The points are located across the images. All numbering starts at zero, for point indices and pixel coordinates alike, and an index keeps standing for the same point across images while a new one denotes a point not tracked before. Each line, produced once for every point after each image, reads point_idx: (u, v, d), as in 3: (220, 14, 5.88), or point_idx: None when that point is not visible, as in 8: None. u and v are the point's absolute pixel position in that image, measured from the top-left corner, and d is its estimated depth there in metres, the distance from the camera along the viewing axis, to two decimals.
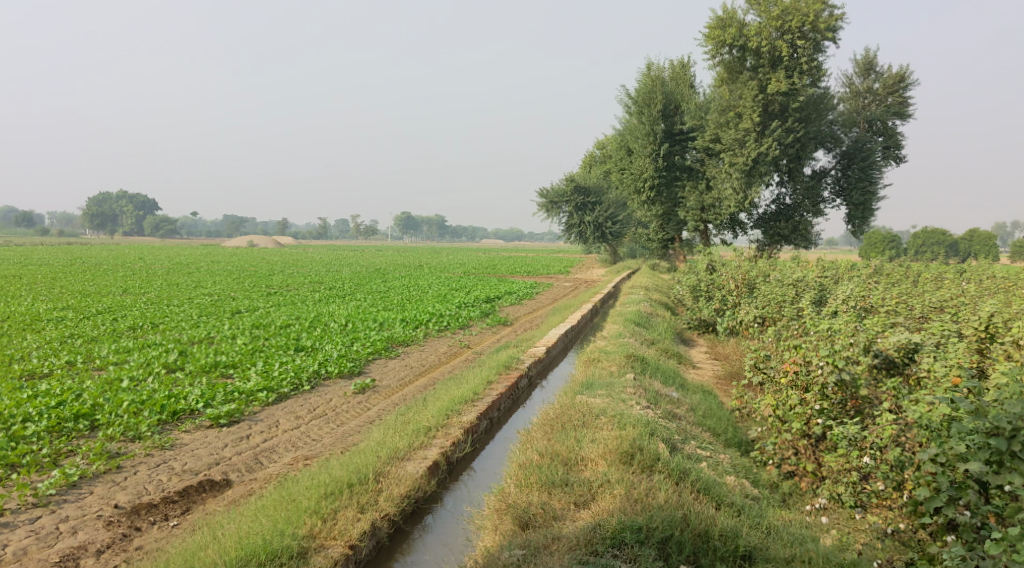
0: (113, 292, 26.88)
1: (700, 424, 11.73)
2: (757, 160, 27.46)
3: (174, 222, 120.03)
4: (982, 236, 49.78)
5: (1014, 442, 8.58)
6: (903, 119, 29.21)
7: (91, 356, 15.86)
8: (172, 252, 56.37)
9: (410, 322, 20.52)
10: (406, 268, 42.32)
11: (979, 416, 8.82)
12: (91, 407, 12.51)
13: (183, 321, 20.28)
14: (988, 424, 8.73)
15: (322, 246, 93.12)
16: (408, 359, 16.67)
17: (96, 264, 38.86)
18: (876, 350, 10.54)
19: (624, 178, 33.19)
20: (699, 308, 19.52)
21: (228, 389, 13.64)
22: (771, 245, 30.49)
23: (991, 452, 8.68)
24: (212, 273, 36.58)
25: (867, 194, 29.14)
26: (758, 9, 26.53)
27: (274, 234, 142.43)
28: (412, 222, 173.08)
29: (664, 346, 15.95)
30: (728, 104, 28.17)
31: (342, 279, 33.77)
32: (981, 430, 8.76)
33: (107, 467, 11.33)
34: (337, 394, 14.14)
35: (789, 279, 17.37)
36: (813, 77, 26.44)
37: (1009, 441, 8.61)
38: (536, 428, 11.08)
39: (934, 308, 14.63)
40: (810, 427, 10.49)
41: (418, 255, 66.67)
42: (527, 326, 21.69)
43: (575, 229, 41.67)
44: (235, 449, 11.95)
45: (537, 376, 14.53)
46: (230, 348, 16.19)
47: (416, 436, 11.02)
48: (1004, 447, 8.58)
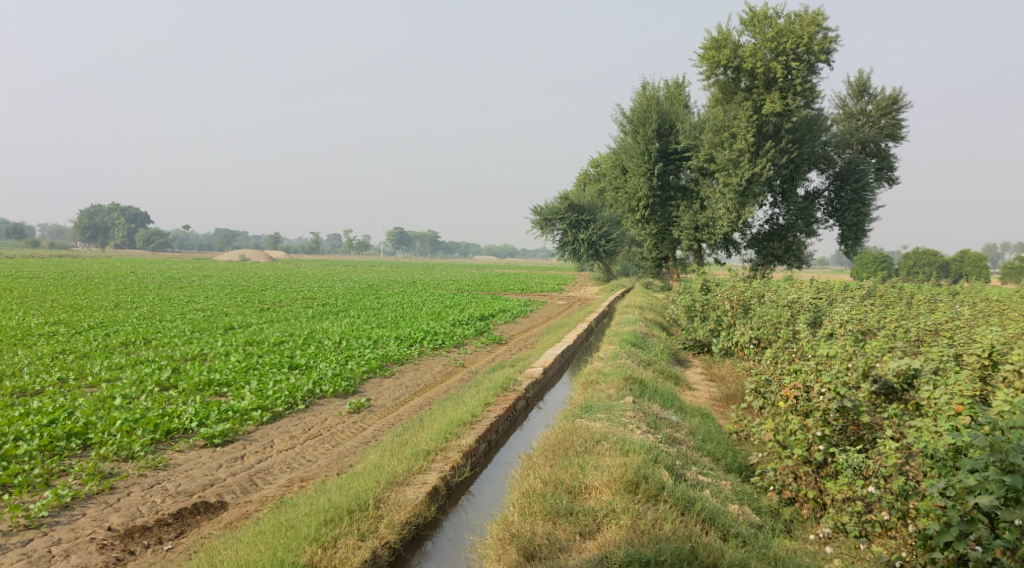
0: (105, 306, 26.70)
1: (700, 448, 11.66)
2: (752, 180, 27.52)
3: (167, 235, 119.73)
4: (974, 257, 49.93)
5: None
6: (896, 141, 29.31)
7: (83, 372, 15.70)
8: (165, 266, 56.13)
9: (405, 339, 20.41)
10: (399, 284, 42.23)
11: (994, 452, 8.82)
12: (83, 425, 12.37)
13: (175, 337, 20.13)
14: (1003, 461, 8.76)
15: (315, 261, 93.02)
16: (403, 378, 16.55)
17: (88, 278, 38.66)
18: (875, 375, 10.55)
19: (619, 197, 33.22)
20: (694, 328, 19.45)
21: (223, 408, 13.51)
22: (765, 265, 30.51)
23: (1006, 489, 8.72)
24: (204, 287, 36.42)
25: (861, 215, 29.22)
26: (752, 31, 26.72)
27: (267, 248, 142.24)
28: (405, 238, 173.07)
29: (661, 367, 15.90)
30: (722, 125, 28.27)
31: (336, 295, 33.65)
32: (996, 466, 8.79)
33: (101, 488, 11.19)
34: (332, 414, 14.02)
35: (784, 300, 17.34)
36: (807, 98, 26.55)
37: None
38: (537, 454, 10.98)
39: (930, 331, 14.62)
40: (812, 454, 10.43)
41: (412, 270, 66.49)
42: (522, 344, 21.60)
43: (569, 247, 41.65)
44: (229, 470, 11.83)
45: (534, 397, 14.44)
46: (224, 366, 16.05)
47: (415, 460, 10.92)
48: (1020, 485, 8.62)
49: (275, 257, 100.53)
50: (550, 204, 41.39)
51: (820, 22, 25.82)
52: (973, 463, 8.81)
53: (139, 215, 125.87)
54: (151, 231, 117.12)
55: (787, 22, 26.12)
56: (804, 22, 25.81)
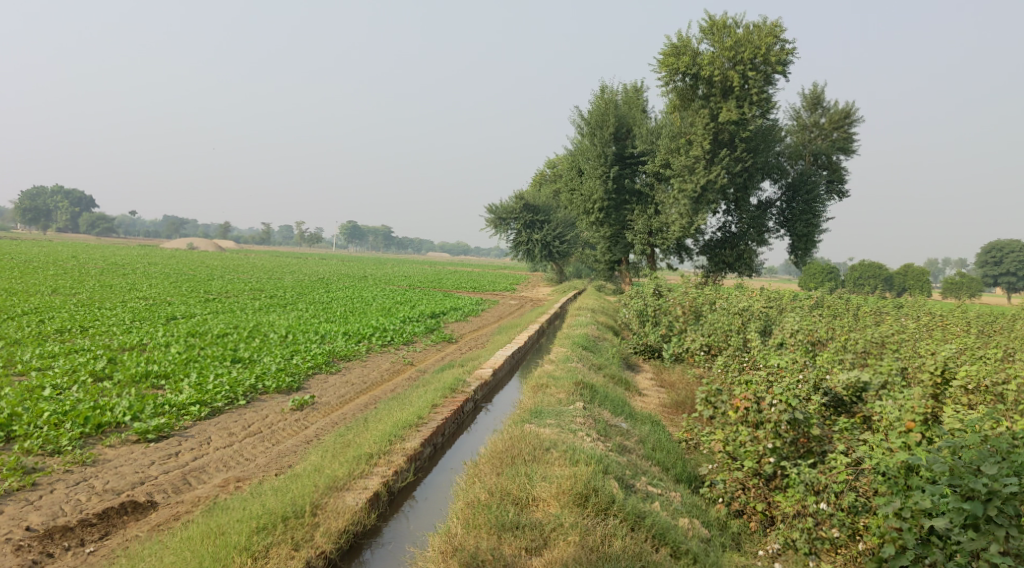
0: (42, 291, 25.75)
1: (650, 457, 11.49)
2: (706, 187, 27.57)
3: (112, 221, 117.03)
4: (917, 272, 50.87)
5: (990, 507, 8.61)
6: (848, 154, 29.62)
7: (13, 360, 15.01)
8: (107, 251, 54.55)
9: (353, 335, 19.96)
10: (349, 279, 41.67)
11: (955, 478, 8.78)
12: (8, 416, 11.75)
13: (114, 325, 19.44)
14: (965, 487, 8.73)
15: (266, 253, 91.31)
16: (349, 375, 16.13)
17: (26, 262, 37.37)
18: (825, 388, 10.69)
19: (574, 199, 33.08)
20: (645, 333, 19.22)
21: (159, 401, 12.95)
22: (716, 272, 30.59)
23: (966, 516, 8.69)
24: (148, 275, 35.46)
25: (811, 226, 29.47)
26: (712, 39, 26.81)
27: (216, 237, 139.88)
28: (358, 231, 171.34)
29: (611, 372, 15.75)
30: (679, 131, 28.27)
31: (284, 287, 32.98)
32: (957, 492, 8.75)
33: (22, 484, 10.63)
34: (274, 410, 13.58)
35: (735, 307, 17.29)
36: (762, 108, 26.68)
37: (985, 505, 8.63)
38: (484, 461, 10.70)
39: (877, 344, 14.69)
40: (762, 466, 10.35)
41: (363, 265, 65.68)
42: (472, 344, 21.29)
43: (522, 247, 41.40)
44: (162, 468, 11.33)
45: (482, 399, 14.14)
46: (164, 357, 15.48)
47: (356, 464, 10.55)
48: (980, 512, 8.58)
49: (223, 247, 98.68)
50: (505, 203, 41.14)
51: (777, 33, 26.01)
52: (933, 487, 8.76)
53: (84, 199, 122.63)
54: (96, 216, 114.14)
55: (746, 32, 26.29)
56: (762, 33, 25.96)
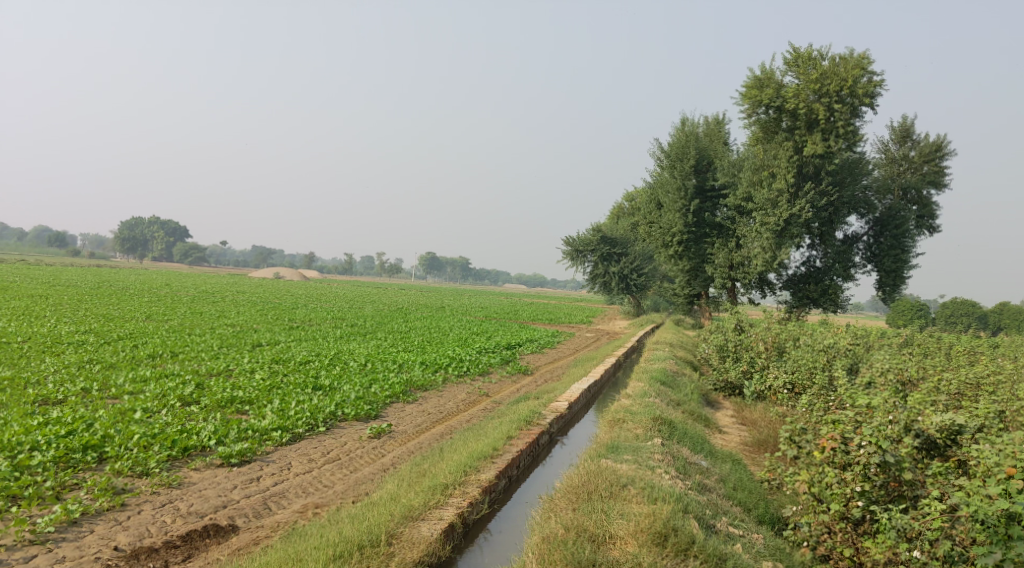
0: (136, 317, 26.78)
1: (730, 497, 11.19)
2: (789, 221, 27.02)
3: (203, 250, 121.27)
4: (1013, 310, 48.55)
5: None
6: (939, 189, 28.68)
7: (108, 383, 15.58)
8: (200, 280, 56.60)
9: (430, 365, 20.10)
10: (428, 309, 42.12)
11: None
12: (101, 437, 12.17)
13: (202, 351, 20.04)
14: None
15: (349, 282, 93.30)
16: (426, 405, 16.21)
17: (123, 289, 39.02)
18: (917, 429, 10.13)
19: (652, 232, 32.81)
20: (725, 369, 18.80)
21: (242, 426, 13.24)
22: (800, 308, 29.78)
23: None
24: (236, 303, 36.57)
25: (899, 262, 28.53)
26: (796, 71, 26.41)
27: (301, 267, 143.64)
28: (437, 262, 173.37)
29: (691, 408, 15.45)
30: (761, 164, 27.84)
31: (365, 317, 33.55)
32: None
33: (112, 504, 10.99)
34: (352, 438, 13.74)
35: (820, 344, 16.79)
36: (849, 141, 26.10)
37: None
38: (559, 495, 10.57)
39: (971, 385, 14.05)
40: (850, 509, 9.98)
41: (442, 296, 66.43)
42: (549, 376, 21.18)
43: (599, 279, 41.22)
44: (243, 492, 11.55)
45: (558, 432, 14.02)
46: (248, 383, 15.85)
47: (432, 494, 10.56)
48: None
49: (307, 277, 101.09)
50: (583, 235, 41.13)
51: (865, 65, 25.47)
52: None
53: (179, 229, 127.63)
54: (188, 245, 118.59)
55: (832, 64, 25.83)
56: (849, 65, 25.47)
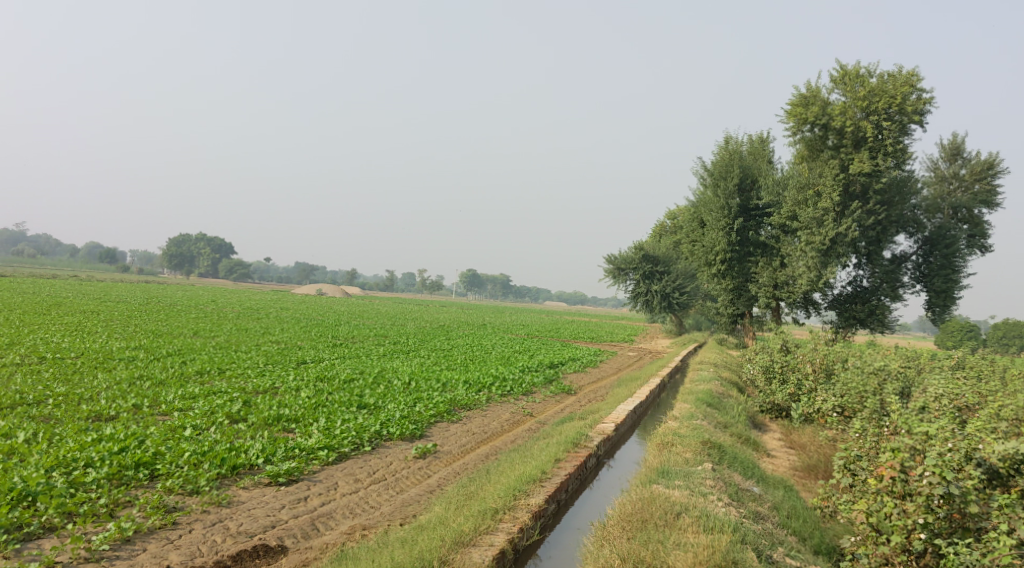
0: (184, 333, 27.14)
1: (785, 525, 10.95)
2: (836, 241, 26.61)
3: (248, 266, 122.92)
4: None
5: None
6: (991, 208, 28.05)
7: (157, 400, 15.75)
8: (246, 296, 57.32)
9: (473, 384, 20.04)
10: (470, 326, 42.15)
11: None
12: (152, 455, 12.31)
13: (249, 368, 20.22)
14: None
15: (391, 299, 93.82)
16: (470, 424, 16.14)
17: (172, 305, 39.66)
18: (980, 459, 9.96)
19: (695, 250, 32.50)
20: (772, 391, 18.41)
21: (289, 445, 13.30)
22: (846, 328, 29.22)
23: None
24: (280, 319, 36.95)
25: (950, 282, 27.88)
26: (843, 88, 26.07)
27: (343, 283, 145.07)
28: (477, 279, 173.75)
29: (739, 431, 15.21)
30: (807, 182, 27.44)
31: (408, 334, 33.67)
32: None
33: (164, 522, 11.14)
34: (398, 458, 13.74)
35: (870, 366, 16.42)
36: (897, 159, 25.67)
37: None
38: (613, 522, 10.47)
39: None
40: (912, 541, 9.91)
41: (482, 313, 66.45)
42: (592, 396, 21.00)
43: (641, 298, 40.91)
44: (292, 512, 11.62)
45: (605, 455, 13.87)
46: (294, 401, 15.93)
47: (481, 519, 10.53)
48: None
49: (349, 293, 101.96)
50: (625, 254, 40.93)
51: (914, 82, 25.07)
52: None
53: (224, 246, 129.63)
54: (233, 262, 120.35)
55: (879, 81, 25.47)
56: (897, 82, 25.10)
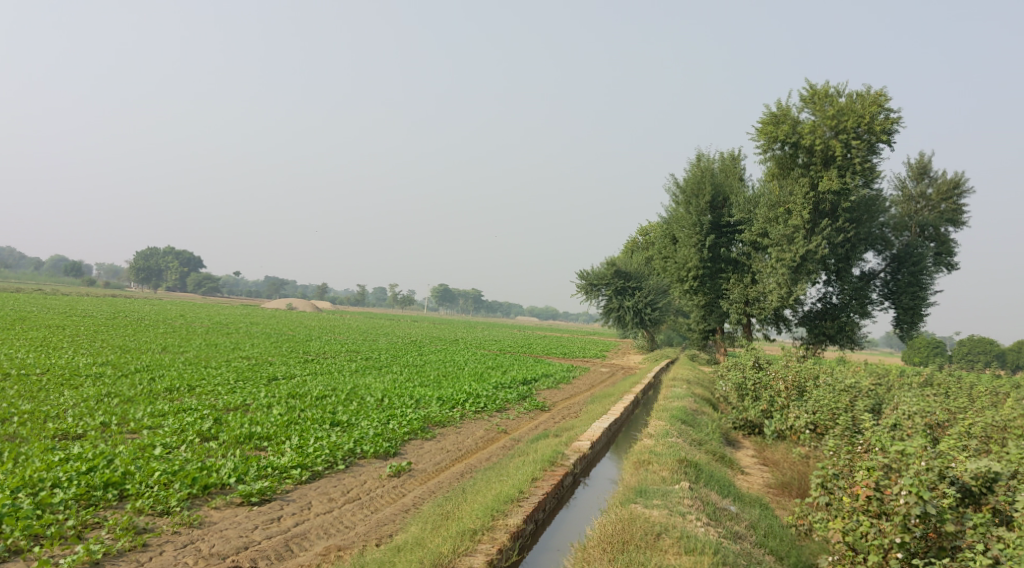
0: (152, 349, 26.73)
1: (762, 544, 10.97)
2: (806, 257, 26.83)
3: (217, 280, 121.74)
4: None
5: None
6: (957, 227, 28.51)
7: (126, 418, 15.47)
8: (215, 311, 56.68)
9: (447, 401, 19.92)
10: (442, 342, 41.96)
11: None
12: (121, 475, 12.06)
13: (219, 385, 19.95)
14: None
15: (361, 314, 93.32)
16: (444, 442, 16.01)
17: (139, 320, 39.11)
18: (953, 477, 10.13)
19: (667, 267, 32.65)
20: (745, 408, 18.47)
21: (262, 463, 13.11)
22: (815, 344, 29.46)
23: None
24: (250, 334, 36.55)
25: (917, 299, 28.24)
26: (812, 108, 26.41)
27: (313, 298, 144.16)
28: (449, 294, 173.37)
29: (713, 449, 15.25)
30: (777, 200, 27.66)
31: (380, 350, 33.45)
32: None
33: (133, 544, 10.93)
34: (372, 476, 13.59)
35: (841, 383, 16.53)
36: (866, 178, 26.02)
37: None
38: (593, 544, 10.50)
39: (998, 428, 13.76)
40: (888, 561, 10.00)
41: (453, 328, 66.22)
42: (566, 413, 20.96)
43: (614, 313, 40.95)
44: (265, 533, 11.45)
45: (580, 473, 13.80)
46: (266, 419, 15.72)
47: (460, 540, 10.46)
48: None
49: (320, 308, 101.28)
50: (597, 269, 41.05)
51: (882, 102, 25.45)
52: None
53: (193, 260, 128.30)
54: (202, 276, 119.18)
55: (848, 101, 25.85)
56: (866, 102, 25.47)
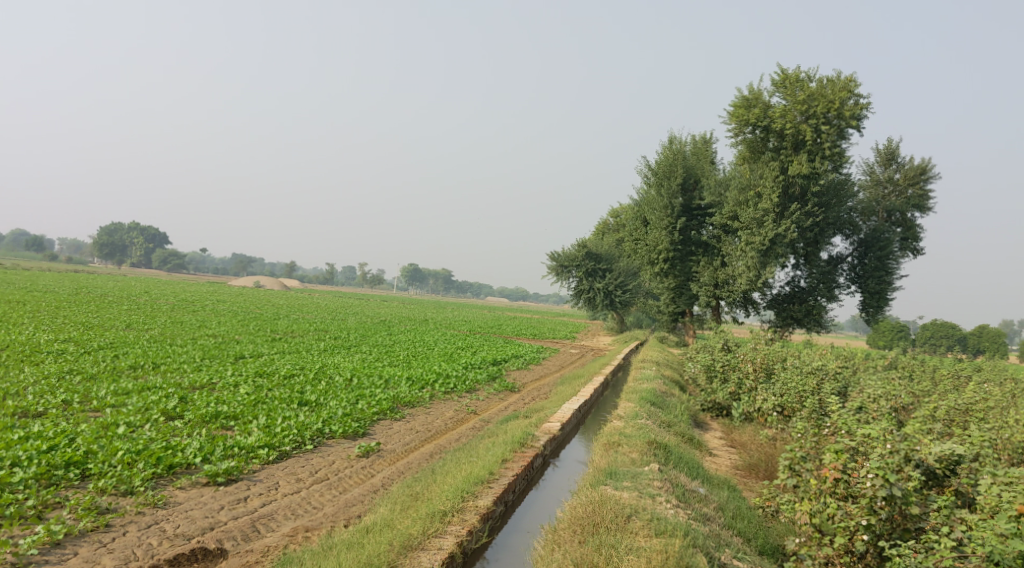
0: (116, 326, 26.31)
1: (730, 526, 11.05)
2: (775, 241, 26.94)
3: (183, 257, 120.19)
4: (991, 333, 48.71)
5: None
6: (923, 212, 28.85)
7: (89, 396, 15.19)
8: (181, 288, 55.93)
9: (417, 381, 19.82)
10: (412, 321, 41.74)
11: None
12: (84, 454, 11.84)
13: (185, 363, 19.67)
14: None
15: (330, 293, 92.65)
16: (414, 423, 15.92)
17: (103, 296, 38.46)
18: (918, 460, 10.24)
19: (638, 249, 32.68)
20: (713, 390, 18.54)
21: (228, 443, 12.93)
22: (783, 327, 29.70)
23: None
24: (217, 312, 36.09)
25: (883, 283, 28.55)
26: (784, 92, 26.47)
27: (281, 276, 143.07)
28: (419, 274, 172.58)
29: (682, 430, 15.31)
30: (748, 183, 27.79)
31: (349, 329, 33.21)
32: None
33: (95, 524, 10.75)
34: (340, 456, 13.47)
35: (809, 366, 16.62)
36: (835, 162, 26.21)
37: None
38: (563, 526, 10.51)
39: (960, 411, 13.93)
40: (854, 543, 10.10)
41: (423, 308, 66.02)
42: (536, 394, 20.94)
43: (584, 295, 41.00)
44: (231, 513, 11.31)
45: (550, 454, 13.79)
46: (233, 398, 15.51)
47: (429, 521, 10.41)
48: None
49: (288, 287, 100.51)
50: (568, 251, 41.04)
51: (852, 87, 25.56)
52: None
53: (158, 236, 126.48)
54: (169, 253, 117.70)
55: (819, 86, 25.92)
56: (836, 87, 25.56)
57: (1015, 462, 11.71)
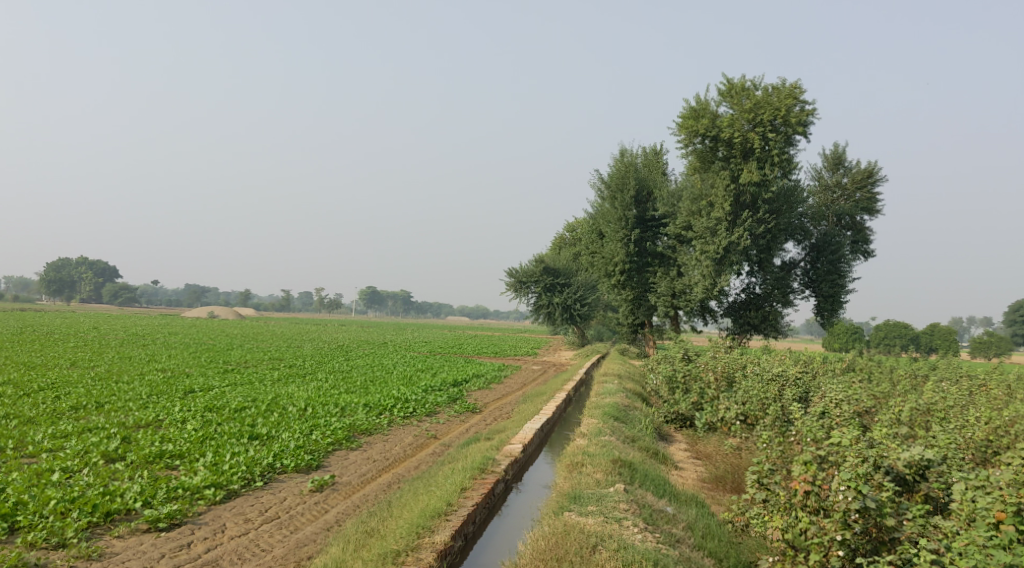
0: (60, 365, 25.17)
1: (701, 546, 10.62)
2: (728, 249, 26.73)
3: (134, 290, 117.48)
4: (944, 331, 49.05)
5: None
6: (872, 215, 29.01)
7: (24, 441, 14.32)
8: (135, 321, 54.35)
9: (374, 407, 19.15)
10: (370, 345, 41.00)
11: None
12: (13, 506, 11.09)
13: (130, 401, 18.74)
14: None
15: (287, 319, 90.96)
16: (370, 451, 15.29)
17: (49, 334, 37.10)
18: (887, 467, 10.02)
19: (594, 262, 32.34)
20: (676, 401, 18.07)
21: (172, 484, 12.19)
22: (741, 335, 29.52)
23: None
24: (168, 345, 34.94)
25: (837, 287, 28.51)
26: (730, 102, 26.41)
27: (238, 304, 140.92)
28: (376, 296, 170.87)
29: (646, 445, 14.87)
30: (700, 194, 27.76)
31: (304, 356, 32.37)
32: None
33: None
34: (292, 492, 12.81)
35: (769, 372, 16.28)
36: (784, 169, 26.17)
37: None
38: (525, 561, 9.98)
39: (923, 412, 13.68)
40: (829, 559, 9.76)
41: (382, 330, 65.08)
42: (497, 414, 20.38)
43: (543, 311, 40.53)
44: (172, 562, 10.64)
45: (513, 479, 13.25)
46: (179, 435, 14.73)
47: (380, 563, 9.87)
48: None
49: (244, 315, 98.70)
50: (525, 267, 40.61)
51: (797, 95, 25.59)
52: None
53: (108, 270, 123.73)
54: (120, 286, 115.18)
55: (765, 94, 25.90)
56: (781, 95, 25.59)
57: (981, 461, 11.43)
